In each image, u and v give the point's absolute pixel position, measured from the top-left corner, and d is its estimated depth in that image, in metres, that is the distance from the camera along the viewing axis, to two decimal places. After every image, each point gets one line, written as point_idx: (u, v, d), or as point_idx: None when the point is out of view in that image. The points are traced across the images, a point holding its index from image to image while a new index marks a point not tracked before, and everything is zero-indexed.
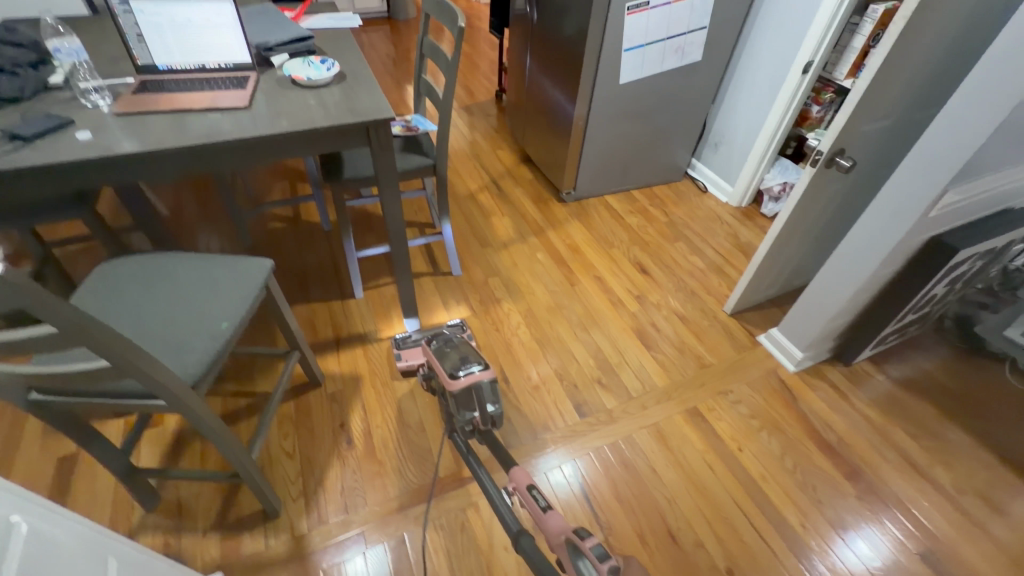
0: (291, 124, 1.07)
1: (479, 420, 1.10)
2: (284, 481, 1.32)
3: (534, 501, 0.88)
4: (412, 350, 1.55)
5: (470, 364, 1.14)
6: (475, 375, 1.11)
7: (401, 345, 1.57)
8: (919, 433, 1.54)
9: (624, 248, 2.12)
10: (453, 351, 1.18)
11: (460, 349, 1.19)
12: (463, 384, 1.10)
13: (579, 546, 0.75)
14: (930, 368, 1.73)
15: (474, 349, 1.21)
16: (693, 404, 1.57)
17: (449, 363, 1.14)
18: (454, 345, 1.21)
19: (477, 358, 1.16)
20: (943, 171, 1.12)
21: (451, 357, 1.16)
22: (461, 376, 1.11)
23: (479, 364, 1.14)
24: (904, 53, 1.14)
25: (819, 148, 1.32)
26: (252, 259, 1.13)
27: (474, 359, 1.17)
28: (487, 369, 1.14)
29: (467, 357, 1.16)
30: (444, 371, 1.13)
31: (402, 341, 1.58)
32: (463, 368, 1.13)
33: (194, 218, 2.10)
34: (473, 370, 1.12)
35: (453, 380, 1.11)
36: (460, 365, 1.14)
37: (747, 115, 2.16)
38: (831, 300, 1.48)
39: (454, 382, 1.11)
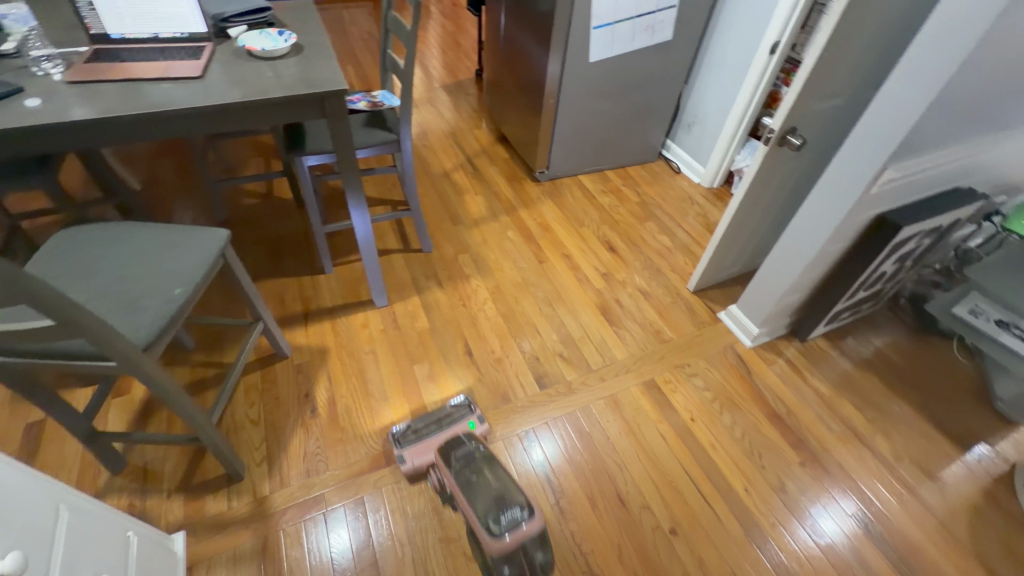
0: (243, 94, 1.08)
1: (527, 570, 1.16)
2: (248, 446, 1.37)
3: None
4: (415, 447, 1.33)
5: (511, 508, 1.11)
6: (522, 528, 1.08)
7: (403, 443, 1.34)
8: (864, 406, 1.61)
9: (594, 227, 2.15)
10: (484, 491, 1.14)
11: (492, 486, 1.14)
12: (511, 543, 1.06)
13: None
14: (881, 344, 1.80)
15: (510, 480, 1.17)
16: (650, 376, 1.62)
17: (485, 515, 1.09)
18: (480, 475, 1.16)
19: (516, 498, 1.13)
20: (883, 149, 1.16)
21: (483, 498, 1.12)
22: (507, 533, 1.07)
23: (518, 509, 1.10)
24: (849, 32, 1.16)
25: (772, 126, 1.34)
26: (209, 229, 1.15)
27: (514, 498, 1.13)
28: (531, 517, 1.10)
29: (506, 500, 1.12)
30: (479, 526, 1.08)
31: (402, 437, 1.36)
32: (504, 520, 1.09)
33: (165, 192, 2.10)
34: (517, 523, 1.08)
35: (496, 539, 1.06)
36: (496, 513, 1.10)
37: (719, 95, 2.18)
38: (784, 275, 1.53)
39: (498, 543, 1.06)
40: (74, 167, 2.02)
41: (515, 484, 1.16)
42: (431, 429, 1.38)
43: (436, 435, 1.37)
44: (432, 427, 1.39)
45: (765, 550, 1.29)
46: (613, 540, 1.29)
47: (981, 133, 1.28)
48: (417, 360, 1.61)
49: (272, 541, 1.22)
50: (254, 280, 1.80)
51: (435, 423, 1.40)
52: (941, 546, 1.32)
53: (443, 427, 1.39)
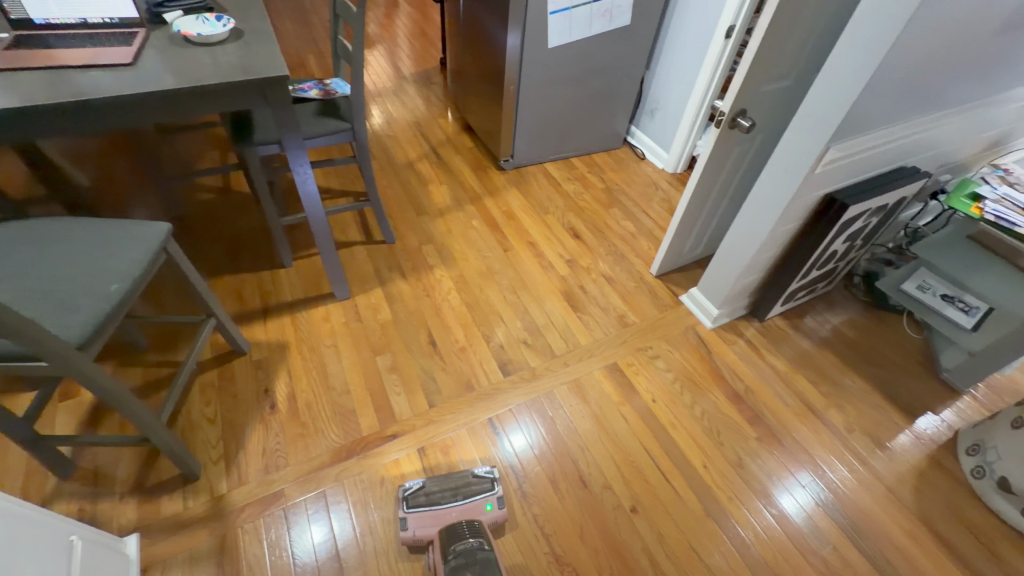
0: (176, 82, 1.04)
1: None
2: (204, 445, 1.34)
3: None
4: (420, 514, 1.23)
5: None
6: None
7: (410, 505, 1.24)
8: (818, 380, 1.66)
9: (559, 214, 2.16)
10: None
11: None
12: None
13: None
14: (836, 321, 1.85)
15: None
16: (613, 360, 1.64)
17: None
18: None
19: None
20: (825, 129, 1.18)
21: None
22: None
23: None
24: (792, 13, 1.18)
25: (722, 109, 1.36)
26: (148, 223, 1.11)
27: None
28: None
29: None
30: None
31: (411, 497, 1.26)
32: None
33: (115, 188, 2.02)
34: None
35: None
36: None
37: (680, 80, 2.19)
38: (740, 257, 1.56)
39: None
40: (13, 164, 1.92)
41: None
42: (445, 497, 1.26)
43: (449, 505, 1.25)
44: (446, 495, 1.27)
45: (723, 523, 1.33)
46: (575, 520, 1.31)
47: (921, 112, 1.32)
48: (380, 352, 1.59)
49: (230, 540, 1.20)
50: (211, 277, 1.76)
51: (452, 490, 1.28)
52: (889, 510, 1.38)
53: (458, 498, 1.26)
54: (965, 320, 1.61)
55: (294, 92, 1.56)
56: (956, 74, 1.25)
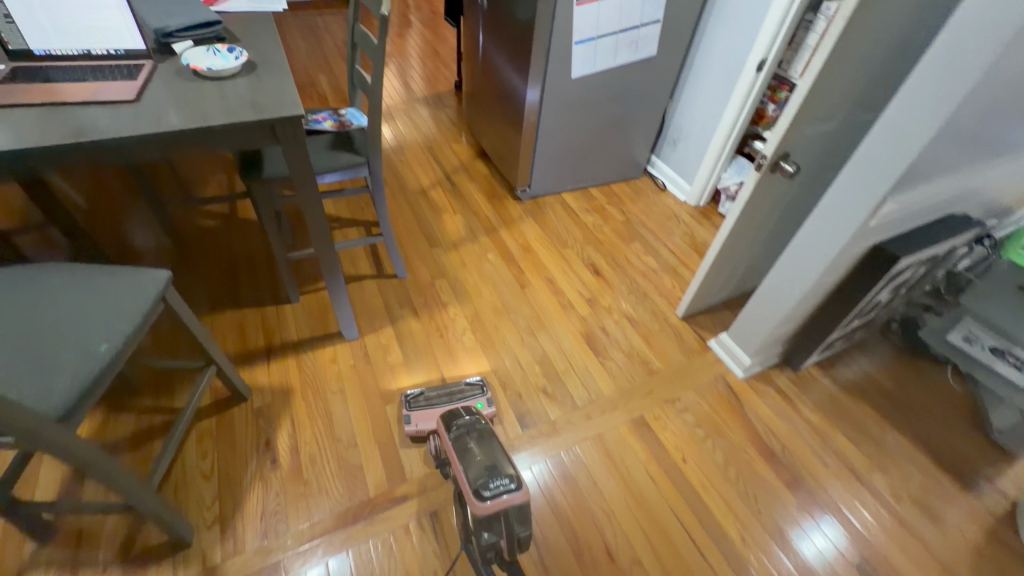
0: (181, 121, 0.96)
1: (504, 546, 0.96)
2: (198, 505, 1.23)
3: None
4: (421, 411, 1.40)
5: (499, 479, 0.96)
6: (506, 497, 0.93)
7: (411, 406, 1.41)
8: (858, 436, 1.54)
9: (577, 248, 2.06)
10: (479, 455, 1.01)
11: (488, 452, 1.01)
12: (491, 509, 0.92)
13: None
14: (873, 371, 1.74)
15: (506, 453, 1.02)
16: (638, 413, 1.53)
17: (474, 479, 0.96)
18: (482, 444, 1.04)
19: (508, 467, 0.98)
20: (881, 180, 1.09)
21: (475, 465, 0.98)
22: (488, 499, 0.93)
23: (508, 479, 0.96)
24: (845, 55, 1.09)
25: (763, 152, 1.28)
26: (146, 270, 1.01)
27: (505, 469, 0.98)
28: (518, 489, 0.95)
29: (497, 468, 0.97)
30: (467, 487, 0.95)
31: (412, 400, 1.43)
32: (491, 484, 0.95)
33: (116, 212, 1.94)
34: (503, 491, 0.94)
35: (479, 503, 0.92)
36: (486, 479, 0.96)
37: (704, 112, 2.12)
38: (778, 307, 1.46)
39: (480, 504, 0.93)
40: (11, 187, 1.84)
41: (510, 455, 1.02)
42: (442, 399, 1.43)
43: (444, 404, 1.42)
44: (442, 398, 1.44)
45: None
46: None
47: (978, 160, 1.23)
48: (388, 399, 1.48)
49: None
50: (213, 311, 1.66)
51: (447, 395, 1.45)
52: None
53: (453, 400, 1.43)
54: (1021, 377, 1.47)
55: (308, 124, 1.48)
56: (1019, 121, 1.15)
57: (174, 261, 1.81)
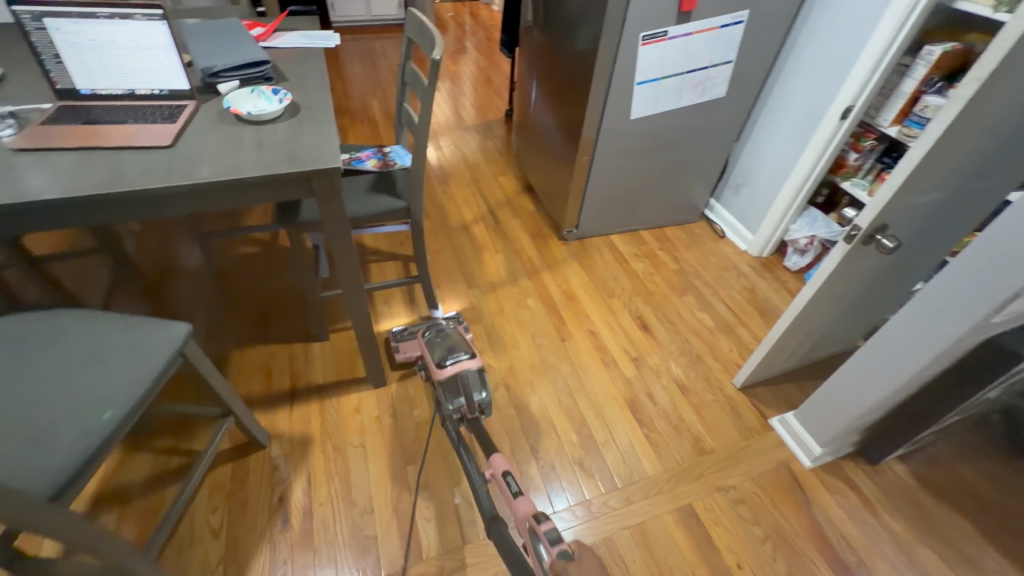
0: (213, 172, 0.90)
1: (466, 408, 1.18)
2: (201, 567, 1.15)
3: (506, 486, 0.96)
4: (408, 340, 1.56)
5: (458, 353, 1.25)
6: (463, 363, 1.22)
7: (398, 337, 1.53)
8: (955, 559, 1.29)
9: (624, 297, 1.91)
10: (442, 342, 1.29)
11: (449, 338, 1.30)
12: (450, 371, 1.21)
13: (536, 530, 0.82)
14: (971, 473, 1.47)
15: (463, 338, 1.31)
16: (686, 501, 1.35)
17: (438, 355, 1.25)
18: (444, 335, 1.31)
19: (464, 347, 1.27)
20: (1013, 272, 0.89)
21: (438, 347, 1.27)
22: (448, 365, 1.22)
23: (464, 352, 1.25)
24: (972, 120, 0.92)
25: (855, 222, 1.11)
26: (164, 324, 0.96)
27: (463, 348, 1.27)
28: (473, 358, 1.24)
29: (455, 346, 1.26)
30: (432, 361, 1.25)
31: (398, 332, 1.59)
32: (451, 357, 1.24)
33: (169, 236, 1.98)
34: (460, 359, 1.23)
35: (440, 369, 1.21)
36: (448, 354, 1.25)
37: (774, 158, 1.94)
38: (861, 396, 1.25)
39: (442, 371, 1.21)
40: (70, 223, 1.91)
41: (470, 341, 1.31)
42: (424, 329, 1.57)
43: None
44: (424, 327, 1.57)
45: None
46: None
47: None
48: (411, 459, 1.38)
49: None
50: (242, 346, 1.62)
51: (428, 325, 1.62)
52: None
53: None
54: None
55: (349, 161, 1.38)
56: None
57: (213, 291, 1.80)
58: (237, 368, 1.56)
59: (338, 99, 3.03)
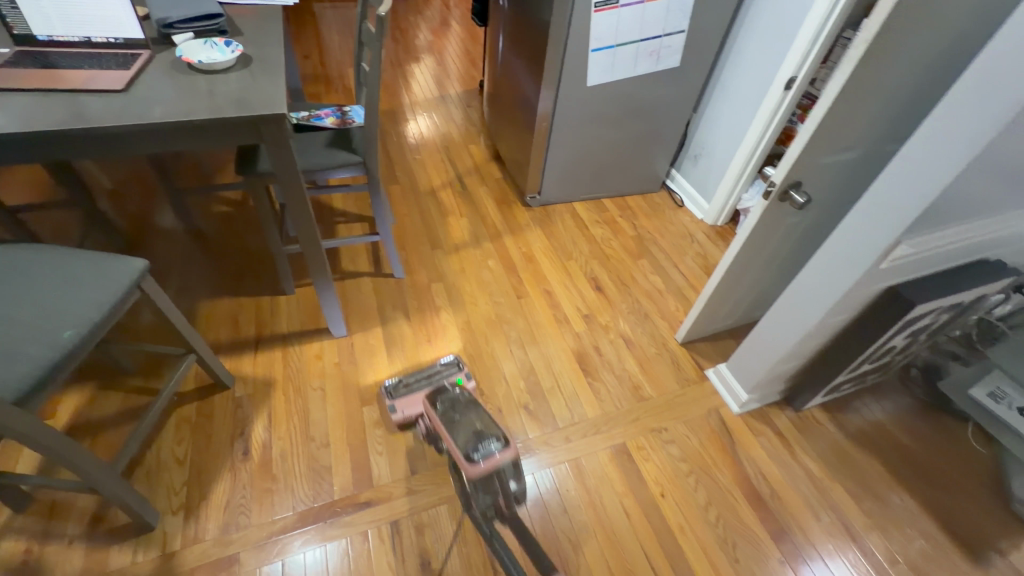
0: (164, 114, 0.97)
1: (503, 500, 1.13)
2: (167, 491, 1.25)
3: None
4: (405, 398, 1.40)
5: (488, 442, 1.11)
6: (495, 457, 1.09)
7: (393, 395, 1.40)
8: (861, 494, 1.41)
9: (582, 261, 2.00)
10: (464, 424, 1.15)
11: (473, 419, 1.16)
12: (484, 469, 1.07)
13: None
14: (889, 423, 1.58)
15: (486, 418, 1.17)
16: (621, 440, 1.47)
17: (464, 445, 1.11)
18: (465, 414, 1.18)
19: (493, 432, 1.13)
20: (894, 221, 0.99)
21: (462, 432, 1.14)
22: (479, 460, 1.08)
23: (495, 442, 1.11)
24: (868, 80, 0.99)
25: (772, 179, 1.19)
26: (123, 259, 1.03)
27: (491, 433, 1.14)
28: (506, 447, 1.11)
29: (484, 434, 1.12)
30: (459, 455, 1.10)
31: (393, 389, 1.42)
32: (481, 449, 1.10)
33: (142, 193, 2.03)
34: (492, 452, 1.09)
35: (472, 465, 1.07)
36: (476, 444, 1.11)
37: (728, 128, 2.01)
38: (779, 343, 1.36)
39: (473, 466, 1.08)
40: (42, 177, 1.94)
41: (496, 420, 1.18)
42: (421, 384, 1.44)
43: (423, 388, 1.43)
44: (421, 382, 1.45)
45: None
46: None
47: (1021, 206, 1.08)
48: (367, 401, 1.47)
49: None
50: (211, 299, 1.69)
51: (426, 378, 1.46)
52: None
53: (431, 382, 1.45)
54: None
55: (308, 120, 1.50)
56: None
57: (185, 247, 1.86)
58: (206, 319, 1.64)
59: (316, 66, 3.05)
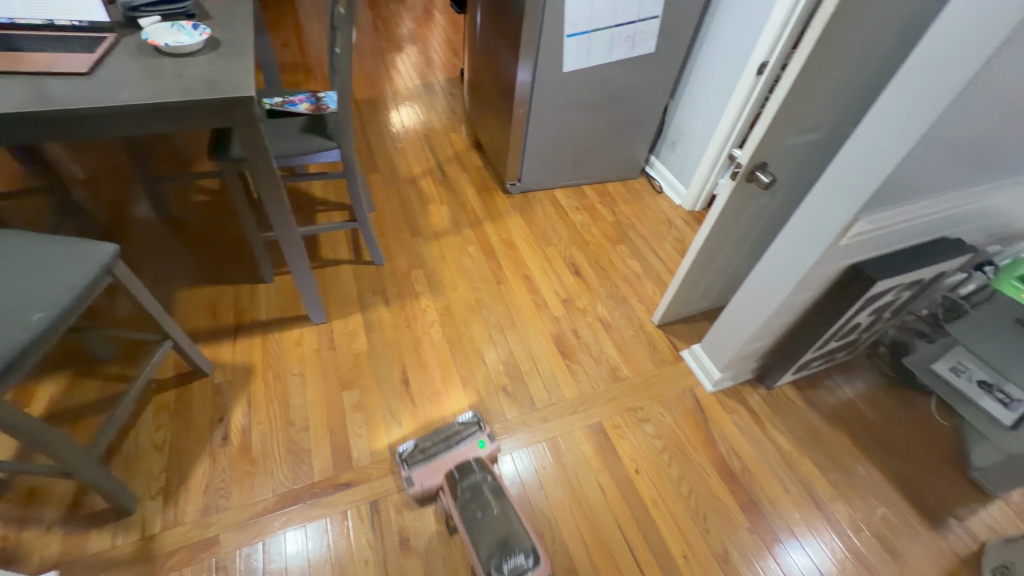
0: (130, 97, 0.97)
1: None
2: (146, 476, 1.26)
3: None
4: (422, 468, 1.28)
5: (515, 555, 1.13)
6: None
7: (410, 465, 1.29)
8: (827, 466, 1.47)
9: (561, 247, 2.02)
10: (489, 531, 1.16)
11: (498, 526, 1.17)
12: None
13: None
14: (857, 399, 1.64)
15: (511, 523, 1.19)
16: (598, 419, 1.50)
17: (489, 558, 1.12)
18: (489, 517, 1.19)
19: (520, 543, 1.15)
20: (853, 197, 1.02)
21: (487, 540, 1.15)
22: None
23: (522, 556, 1.12)
24: (827, 60, 1.01)
25: (740, 159, 1.21)
26: (95, 243, 1.04)
27: (517, 544, 1.15)
28: (534, 563, 1.13)
29: (510, 546, 1.14)
30: (484, 569, 1.12)
31: (409, 457, 1.31)
32: (508, 564, 1.12)
33: (117, 183, 2.00)
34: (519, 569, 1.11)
35: None
36: (501, 558, 1.13)
37: (705, 114, 2.04)
38: (749, 322, 1.39)
39: None
40: (13, 166, 1.91)
41: (521, 522, 1.19)
42: (440, 449, 1.33)
43: (443, 455, 1.31)
44: (440, 446, 1.33)
45: None
46: None
47: (976, 183, 1.12)
48: (346, 386, 1.49)
49: None
50: (189, 287, 1.69)
51: (444, 441, 1.35)
52: None
53: (451, 446, 1.33)
54: (1006, 416, 1.38)
55: (283, 106, 1.51)
56: None
57: (162, 236, 1.85)
58: (184, 307, 1.64)
59: (295, 55, 3.02)
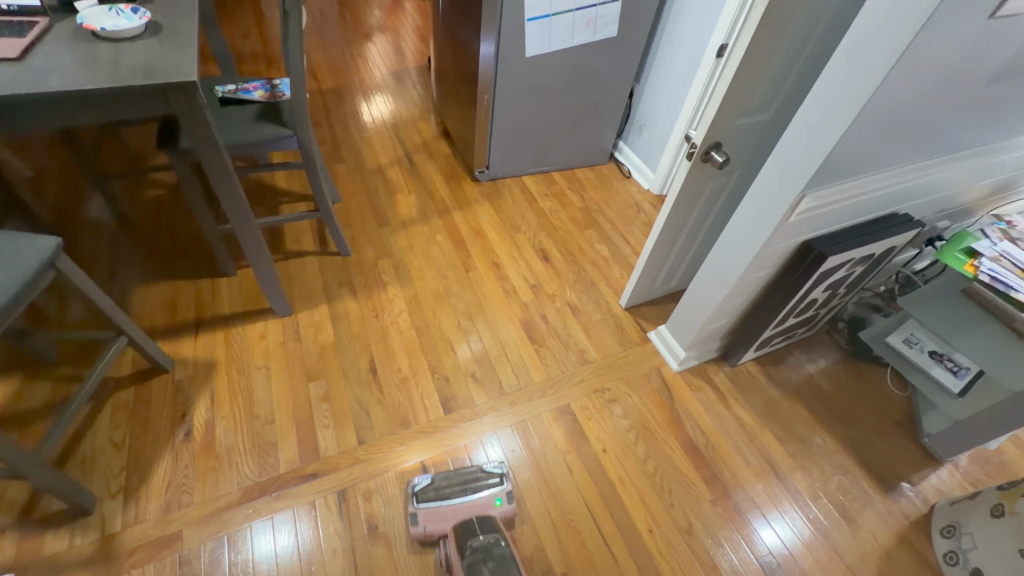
0: (61, 84, 0.93)
1: None
2: (104, 475, 1.23)
3: None
4: (431, 509, 1.22)
5: None
6: None
7: (419, 500, 1.24)
8: (787, 438, 1.51)
9: (530, 234, 2.03)
10: None
11: None
12: None
13: None
14: (817, 374, 1.68)
15: None
16: (566, 402, 1.52)
17: None
18: None
19: None
20: (799, 174, 1.04)
21: None
22: None
23: None
24: (772, 39, 1.03)
25: (694, 140, 1.23)
26: (34, 237, 1.00)
27: None
28: None
29: None
30: None
31: (421, 492, 1.26)
32: None
33: (66, 180, 1.93)
34: None
35: None
36: None
37: (668, 98, 2.06)
38: (709, 301, 1.42)
39: None
40: None
41: None
42: (455, 491, 1.26)
43: (459, 500, 1.24)
44: (456, 489, 1.27)
45: None
46: None
47: (918, 159, 1.16)
48: (312, 377, 1.47)
49: None
50: (147, 284, 1.65)
51: (461, 485, 1.28)
52: None
53: (468, 492, 1.26)
54: (952, 383, 1.46)
55: (236, 93, 1.48)
56: (969, 115, 1.08)
57: (117, 234, 1.79)
58: (141, 304, 1.59)
59: (256, 44, 2.93)
